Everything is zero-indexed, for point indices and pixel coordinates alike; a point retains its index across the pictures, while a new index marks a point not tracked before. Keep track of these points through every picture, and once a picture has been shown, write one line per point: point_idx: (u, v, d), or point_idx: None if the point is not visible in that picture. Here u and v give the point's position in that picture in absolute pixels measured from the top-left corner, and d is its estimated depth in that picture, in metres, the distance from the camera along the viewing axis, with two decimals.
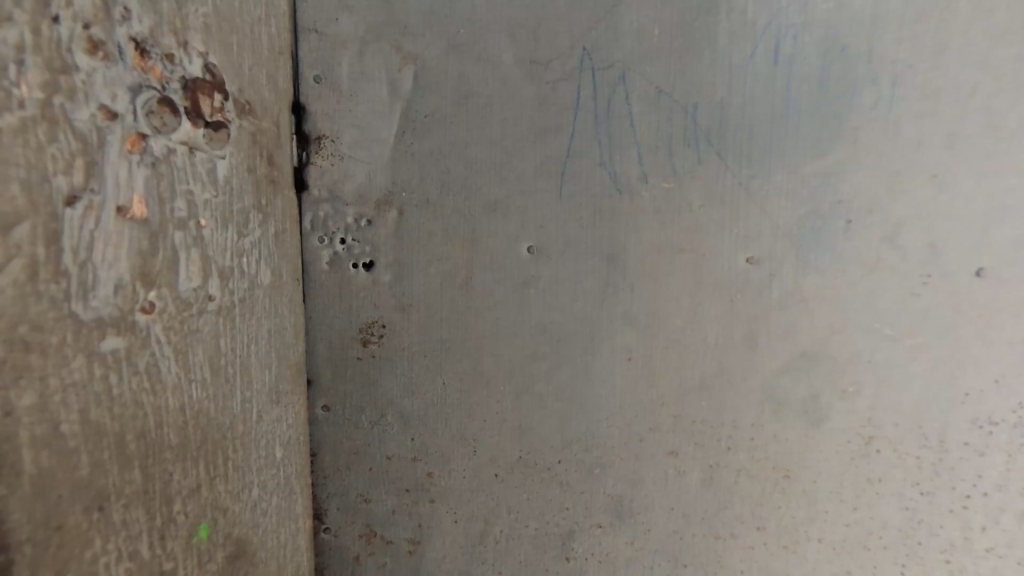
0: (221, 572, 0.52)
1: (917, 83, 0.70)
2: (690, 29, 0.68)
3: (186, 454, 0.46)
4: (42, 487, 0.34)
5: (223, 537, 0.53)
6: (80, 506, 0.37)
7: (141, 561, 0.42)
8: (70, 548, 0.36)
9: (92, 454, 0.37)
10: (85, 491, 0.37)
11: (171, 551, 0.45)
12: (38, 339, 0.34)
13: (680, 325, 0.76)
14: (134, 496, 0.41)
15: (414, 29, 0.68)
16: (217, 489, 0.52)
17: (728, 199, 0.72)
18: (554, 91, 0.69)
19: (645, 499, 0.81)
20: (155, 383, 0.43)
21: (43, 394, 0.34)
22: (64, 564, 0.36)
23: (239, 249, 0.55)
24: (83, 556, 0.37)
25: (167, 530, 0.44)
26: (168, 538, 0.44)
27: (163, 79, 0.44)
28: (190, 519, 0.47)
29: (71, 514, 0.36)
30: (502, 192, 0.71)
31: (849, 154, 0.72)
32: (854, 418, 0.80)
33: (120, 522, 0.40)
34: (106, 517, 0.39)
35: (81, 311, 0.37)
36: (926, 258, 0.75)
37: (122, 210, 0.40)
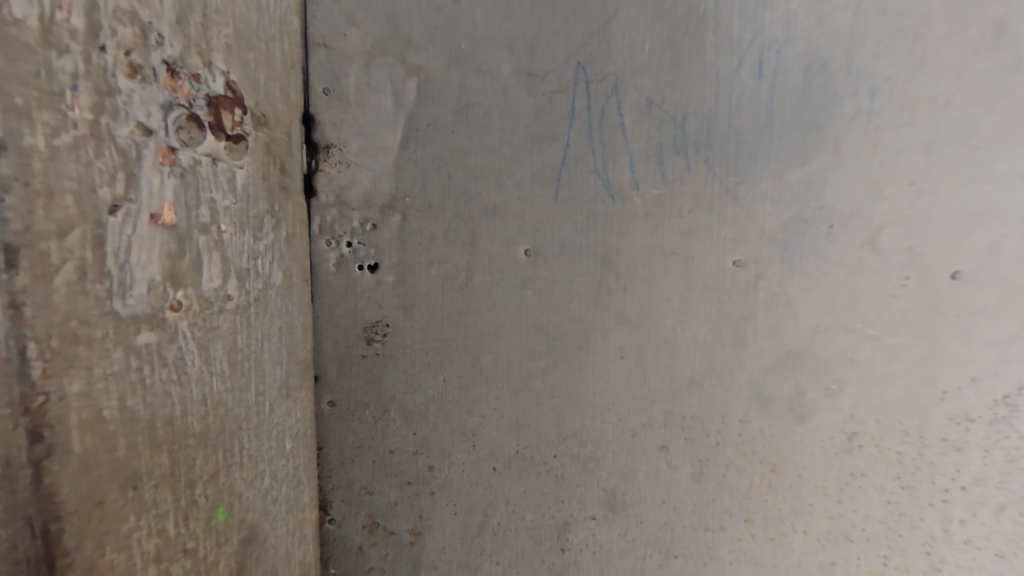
0: (236, 555, 0.56)
1: (894, 96, 0.74)
2: (679, 44, 0.72)
3: (206, 440, 0.50)
4: (86, 467, 0.37)
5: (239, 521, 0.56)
6: (118, 484, 0.40)
7: (167, 539, 0.45)
8: (108, 523, 0.39)
9: (128, 438, 0.41)
10: (121, 471, 0.40)
11: (193, 531, 0.48)
12: (85, 333, 0.37)
13: (671, 324, 0.79)
14: (162, 479, 0.44)
15: (418, 44, 0.72)
16: (233, 476, 0.55)
17: (716, 205, 0.76)
18: (550, 103, 0.73)
19: (636, 491, 0.84)
20: (181, 375, 0.46)
21: (88, 382, 0.38)
22: (104, 536, 0.39)
23: (254, 252, 0.59)
24: (119, 530, 0.40)
25: (189, 510, 0.48)
26: (190, 519, 0.48)
27: (189, 96, 0.47)
28: (209, 503, 0.51)
29: (111, 492, 0.39)
30: (501, 197, 0.75)
31: (830, 162, 0.75)
32: (838, 414, 0.83)
33: (150, 502, 0.43)
34: (138, 497, 0.42)
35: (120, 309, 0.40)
36: (904, 261, 0.78)
37: (154, 217, 0.43)
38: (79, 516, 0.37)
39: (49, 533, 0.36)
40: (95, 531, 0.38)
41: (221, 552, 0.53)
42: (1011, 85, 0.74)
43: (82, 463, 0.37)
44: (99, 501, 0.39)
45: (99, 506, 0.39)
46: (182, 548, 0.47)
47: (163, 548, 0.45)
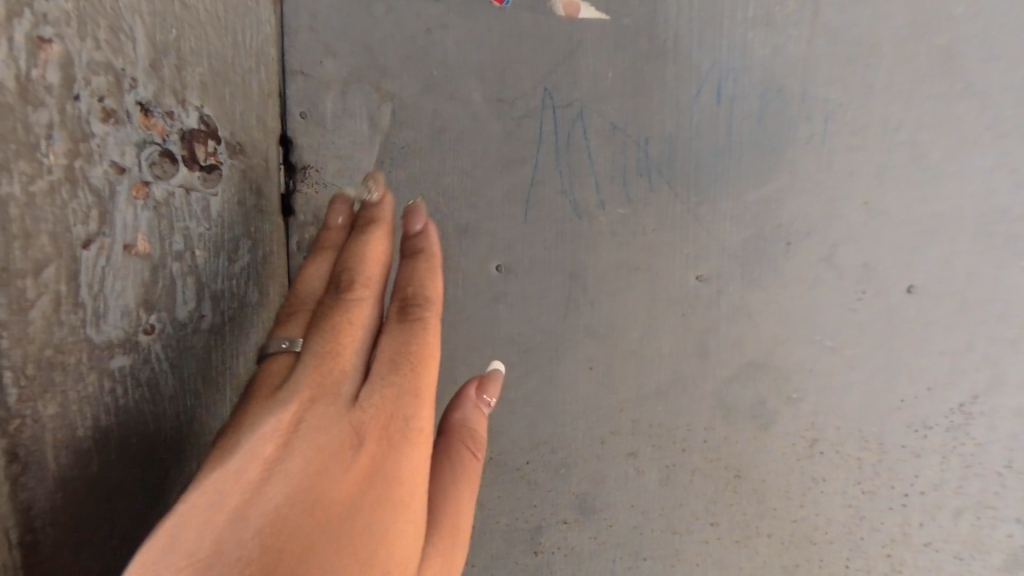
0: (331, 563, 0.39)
1: (846, 120, 0.78)
2: (641, 72, 0.75)
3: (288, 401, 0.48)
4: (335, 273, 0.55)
5: (299, 546, 0.39)
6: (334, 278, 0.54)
7: (247, 474, 0.41)
8: (371, 398, 0.49)
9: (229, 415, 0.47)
10: (323, 387, 0.48)
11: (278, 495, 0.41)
12: (419, 278, 0.57)
13: (637, 336, 0.83)
14: (380, 413, 0.49)
15: (392, 71, 0.74)
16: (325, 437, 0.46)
17: (678, 223, 0.79)
18: (519, 127, 0.76)
19: (607, 497, 0.87)
20: (460, 400, 0.66)
21: (300, 294, 0.56)
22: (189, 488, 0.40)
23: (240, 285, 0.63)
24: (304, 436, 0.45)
25: (91, 459, 0.43)
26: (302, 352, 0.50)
27: (164, 132, 0.48)
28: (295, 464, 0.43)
29: (361, 296, 0.54)
30: (473, 216, 0.77)
31: (786, 182, 0.79)
32: (799, 422, 0.87)
33: (363, 427, 0.47)
34: (252, 409, 0.47)
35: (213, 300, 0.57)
36: (861, 276, 0.82)
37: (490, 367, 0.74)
38: (253, 402, 0.49)
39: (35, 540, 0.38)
40: (316, 326, 0.52)
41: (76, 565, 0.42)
42: (957, 110, 0.77)
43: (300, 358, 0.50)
44: (326, 406, 0.47)
45: (359, 301, 0.54)
46: (104, 495, 0.44)
47: (245, 483, 0.40)
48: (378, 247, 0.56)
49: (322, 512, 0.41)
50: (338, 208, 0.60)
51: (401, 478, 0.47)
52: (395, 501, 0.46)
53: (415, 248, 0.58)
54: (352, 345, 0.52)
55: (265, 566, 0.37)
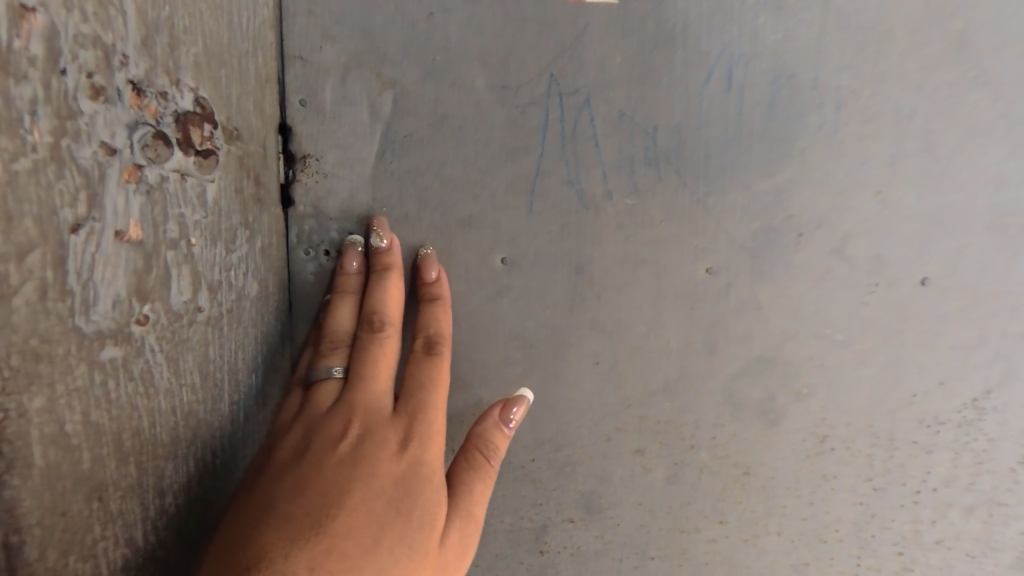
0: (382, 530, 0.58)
1: (858, 108, 0.76)
2: (648, 59, 0.73)
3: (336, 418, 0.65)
4: (366, 315, 0.69)
5: (358, 521, 0.57)
6: (366, 318, 0.69)
7: (332, 467, 0.60)
8: (400, 413, 0.67)
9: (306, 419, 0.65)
10: (369, 406, 0.66)
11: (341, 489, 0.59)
12: (436, 320, 0.73)
13: (644, 330, 0.81)
14: (412, 423, 0.66)
15: (393, 57, 0.72)
16: (367, 446, 0.62)
17: (686, 215, 0.77)
18: (524, 115, 0.74)
19: (613, 495, 0.86)
20: (483, 419, 0.72)
21: (336, 334, 0.70)
22: (277, 487, 0.58)
23: (266, 310, 0.69)
24: (362, 442, 0.62)
25: (82, 457, 0.41)
26: (351, 381, 0.67)
27: (157, 114, 0.46)
28: (348, 465, 0.61)
29: (390, 333, 0.69)
30: (476, 207, 0.75)
31: (797, 172, 0.77)
32: (808, 418, 0.86)
33: (400, 435, 0.65)
34: (319, 425, 0.64)
35: (269, 337, 0.70)
36: (872, 269, 0.80)
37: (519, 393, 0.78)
38: (311, 418, 0.65)
39: (11, 544, 0.36)
40: (356, 361, 0.68)
41: (61, 569, 0.40)
42: (970, 98, 0.76)
43: (348, 386, 0.67)
44: (374, 421, 0.65)
45: (389, 337, 0.69)
46: (94, 493, 0.42)
47: (329, 476, 0.59)
48: (396, 292, 0.70)
49: (383, 493, 0.60)
50: (352, 257, 0.72)
51: (430, 470, 0.64)
52: (430, 486, 0.63)
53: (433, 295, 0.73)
54: (387, 373, 0.68)
55: (358, 526, 0.57)
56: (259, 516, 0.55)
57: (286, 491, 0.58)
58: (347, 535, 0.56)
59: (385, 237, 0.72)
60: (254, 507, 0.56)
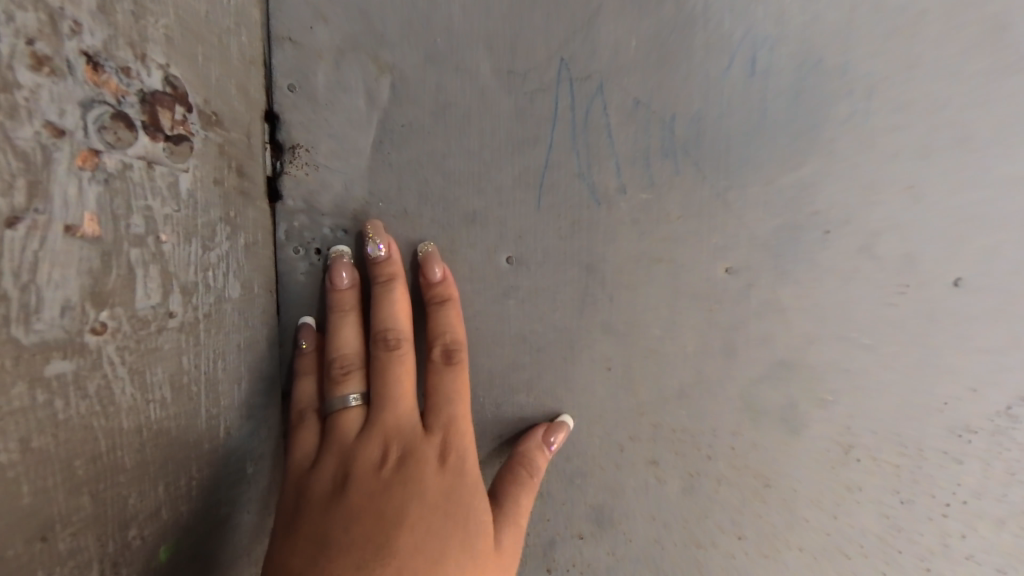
0: (448, 541, 0.56)
1: (889, 96, 0.70)
2: (667, 42, 0.68)
3: (368, 442, 0.61)
4: (377, 333, 0.64)
5: (421, 545, 0.54)
6: (379, 335, 0.64)
7: (378, 493, 0.57)
8: (432, 429, 0.63)
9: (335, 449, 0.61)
10: (398, 428, 0.62)
11: (393, 515, 0.55)
12: (449, 326, 0.68)
13: (659, 334, 0.76)
14: (445, 437, 0.63)
15: (391, 39, 0.66)
16: (406, 468, 0.59)
17: (706, 210, 0.72)
18: (532, 102, 0.68)
19: (625, 508, 0.81)
20: (528, 439, 0.73)
21: (346, 357, 0.65)
22: (328, 522, 0.55)
23: (253, 336, 0.63)
24: (401, 466, 0.59)
25: (21, 492, 0.34)
26: (375, 405, 0.63)
27: (119, 92, 0.41)
28: (392, 491, 0.57)
29: (408, 348, 0.65)
30: (480, 202, 0.70)
31: (824, 165, 0.72)
32: (832, 427, 0.81)
33: (437, 450, 0.62)
34: (351, 453, 0.60)
35: (255, 370, 0.64)
36: (902, 268, 0.76)
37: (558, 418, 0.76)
38: (340, 446, 0.61)
39: None
40: (376, 383, 0.63)
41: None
42: (1010, 85, 0.70)
43: (372, 411, 0.63)
44: (408, 440, 0.61)
45: (405, 352, 0.64)
46: (38, 533, 0.36)
47: (377, 504, 0.56)
48: (404, 301, 0.66)
49: (437, 510, 0.57)
50: (344, 269, 0.66)
51: (474, 478, 0.62)
52: (479, 495, 0.61)
53: (442, 299, 0.68)
54: (410, 390, 0.64)
55: (422, 548, 0.54)
56: (315, 553, 0.53)
57: (337, 525, 0.54)
58: (415, 556, 0.53)
59: (382, 241, 0.66)
60: (310, 545, 0.53)
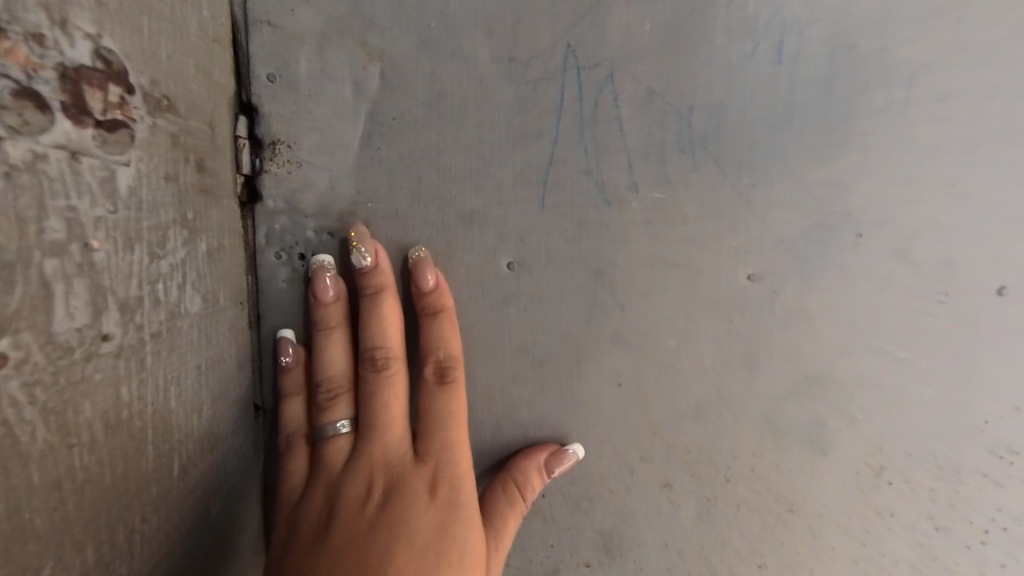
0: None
1: (931, 84, 0.63)
2: (684, 25, 0.61)
3: (356, 473, 0.58)
4: (366, 352, 0.60)
5: None
6: (367, 355, 0.60)
7: (366, 531, 0.55)
8: (423, 459, 0.60)
9: (323, 479, 0.59)
10: (388, 458, 0.59)
11: (381, 555, 0.54)
12: (443, 340, 0.62)
13: (674, 346, 0.69)
14: (437, 466, 0.59)
15: (381, 23, 0.60)
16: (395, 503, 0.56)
17: (726, 210, 0.66)
18: (535, 92, 0.62)
19: (636, 534, 0.74)
20: (526, 457, 0.68)
21: (334, 380, 0.61)
22: (316, 559, 0.54)
23: (219, 355, 0.57)
24: (389, 501, 0.56)
25: None
26: (363, 434, 0.60)
27: (28, 65, 0.32)
28: (380, 529, 0.55)
29: (398, 369, 0.60)
30: (478, 201, 0.64)
31: (857, 161, 0.65)
32: (863, 446, 0.74)
33: (428, 482, 0.58)
34: (339, 485, 0.58)
35: (231, 395, 0.60)
36: (942, 274, 0.69)
37: (564, 445, 0.70)
38: (328, 477, 0.59)
39: None
40: (364, 410, 0.60)
41: None
42: None
43: (360, 439, 0.60)
44: (397, 471, 0.58)
45: (395, 374, 0.60)
46: None
47: (365, 543, 0.54)
48: (393, 317, 0.60)
49: (427, 548, 0.55)
50: (328, 282, 0.60)
51: (467, 510, 0.59)
52: (472, 528, 0.58)
53: (434, 309, 0.62)
54: (400, 416, 0.60)
55: None
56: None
57: (324, 565, 0.53)
58: None
59: (369, 249, 0.60)
60: None
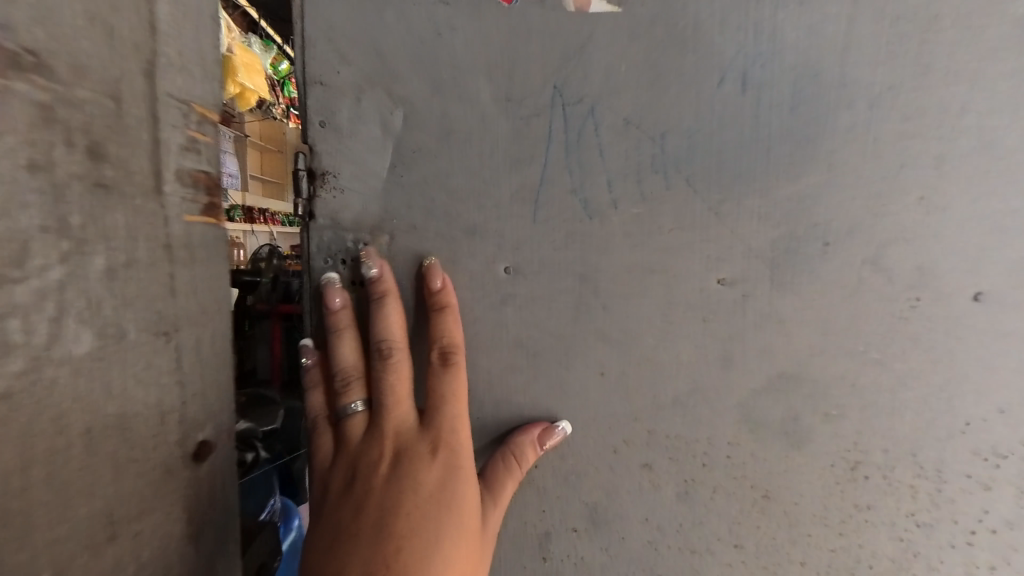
0: (438, 519, 0.69)
1: (896, 105, 0.68)
2: (658, 63, 0.70)
3: (373, 442, 0.73)
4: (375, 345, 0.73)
5: (416, 526, 0.68)
6: (376, 348, 0.73)
7: (381, 487, 0.70)
8: (423, 431, 0.73)
9: (347, 447, 0.74)
10: (396, 429, 0.73)
11: (394, 503, 0.69)
12: (446, 330, 0.75)
13: (653, 343, 0.78)
14: (434, 436, 0.73)
15: (402, 75, 0.74)
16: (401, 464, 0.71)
17: (699, 223, 0.74)
18: (528, 125, 0.74)
19: (619, 508, 0.84)
20: (522, 432, 0.80)
21: (346, 369, 0.74)
22: (348, 506, 0.70)
23: (53, 378, 0.53)
24: (397, 465, 0.70)
25: None
26: (375, 412, 0.74)
27: None
28: (392, 483, 0.70)
29: (401, 359, 0.73)
30: (480, 217, 0.77)
31: (822, 177, 0.71)
32: (838, 442, 0.79)
33: (428, 448, 0.72)
34: (360, 451, 0.73)
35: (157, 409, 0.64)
36: (916, 282, 0.73)
37: (556, 423, 0.81)
38: (351, 445, 0.74)
39: None
40: (375, 393, 0.74)
41: None
42: None
43: (374, 416, 0.74)
44: (404, 439, 0.72)
45: (399, 363, 0.73)
46: None
47: (381, 495, 0.69)
48: (397, 316, 0.74)
49: (429, 498, 0.70)
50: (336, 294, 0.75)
51: (460, 470, 0.72)
52: (465, 483, 0.72)
53: (442, 304, 0.75)
54: (404, 397, 0.74)
55: (417, 528, 0.68)
56: (336, 537, 0.68)
57: (353, 511, 0.69)
58: (412, 534, 0.67)
59: (375, 262, 0.74)
60: (335, 526, 0.69)
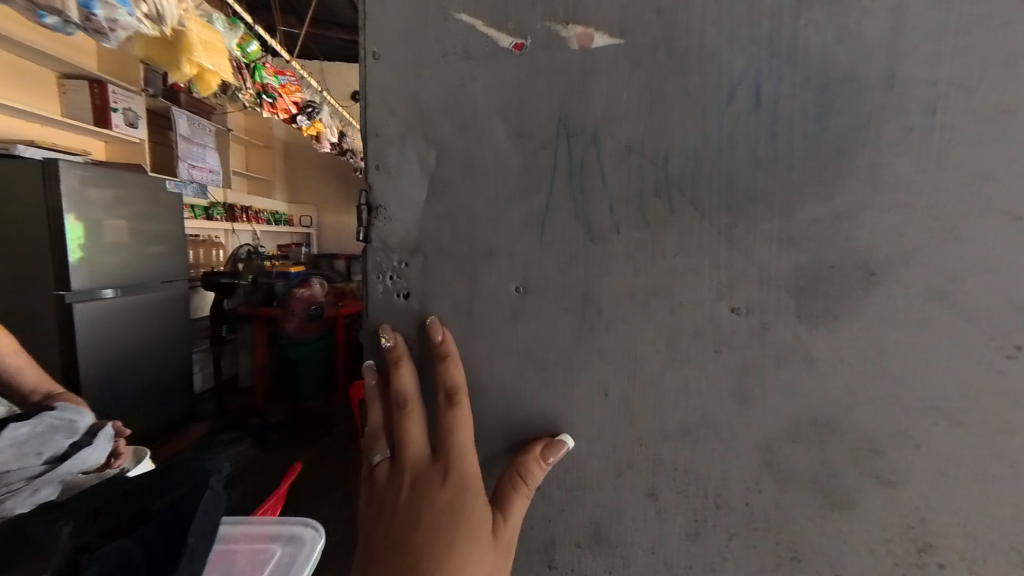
0: (451, 535, 0.72)
1: (971, 108, 0.60)
2: (660, 87, 0.71)
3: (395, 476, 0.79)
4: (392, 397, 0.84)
5: (431, 547, 0.71)
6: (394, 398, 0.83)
7: (401, 517, 0.74)
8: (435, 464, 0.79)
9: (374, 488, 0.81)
10: (413, 464, 0.79)
11: (412, 526, 0.73)
12: (448, 373, 0.84)
13: (659, 369, 0.76)
14: (445, 464, 0.78)
15: (434, 120, 0.84)
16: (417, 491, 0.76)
17: (707, 249, 0.71)
18: (536, 157, 0.79)
19: (623, 531, 0.83)
20: (526, 451, 0.82)
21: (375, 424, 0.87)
22: (376, 535, 0.75)
23: None
24: (413, 494, 0.76)
25: None
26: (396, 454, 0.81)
27: None
28: (409, 508, 0.75)
29: (413, 405, 0.82)
30: (495, 240, 0.84)
31: (867, 195, 0.64)
32: (892, 514, 0.69)
33: (440, 475, 0.77)
34: (385, 486, 0.79)
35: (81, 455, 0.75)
36: (1008, 321, 0.62)
37: (558, 437, 0.83)
38: (377, 483, 0.81)
39: None
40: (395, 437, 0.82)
41: None
42: None
43: (396, 456, 0.81)
44: (419, 472, 0.78)
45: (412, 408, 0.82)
46: None
47: (400, 526, 0.73)
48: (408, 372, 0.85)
49: (443, 519, 0.73)
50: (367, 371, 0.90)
51: (470, 492, 0.76)
52: (474, 504, 0.75)
53: (443, 354, 0.84)
54: (418, 436, 0.81)
55: (431, 547, 0.71)
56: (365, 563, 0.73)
57: (378, 541, 0.74)
58: (427, 554, 0.70)
59: (389, 335, 0.88)
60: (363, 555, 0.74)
